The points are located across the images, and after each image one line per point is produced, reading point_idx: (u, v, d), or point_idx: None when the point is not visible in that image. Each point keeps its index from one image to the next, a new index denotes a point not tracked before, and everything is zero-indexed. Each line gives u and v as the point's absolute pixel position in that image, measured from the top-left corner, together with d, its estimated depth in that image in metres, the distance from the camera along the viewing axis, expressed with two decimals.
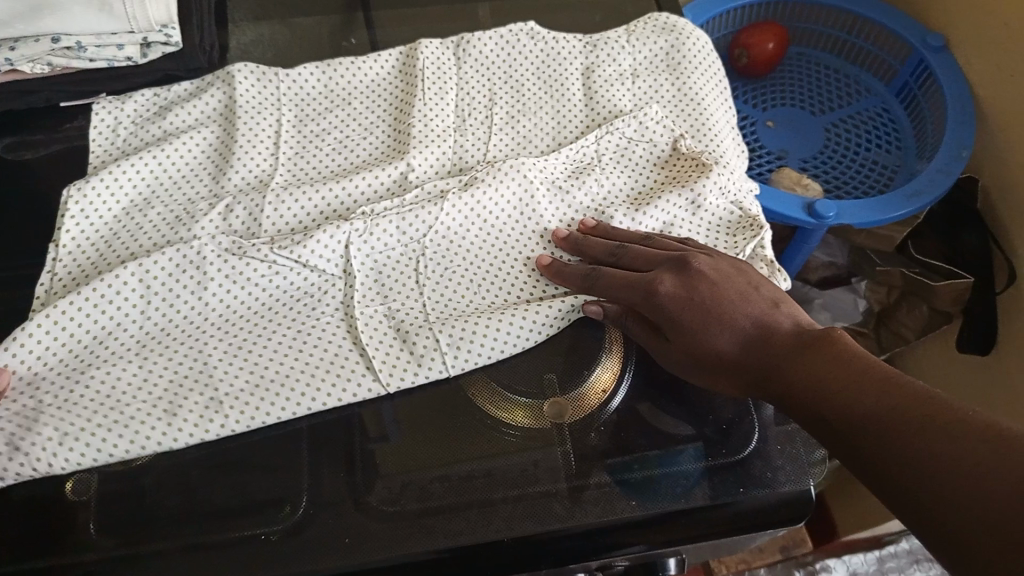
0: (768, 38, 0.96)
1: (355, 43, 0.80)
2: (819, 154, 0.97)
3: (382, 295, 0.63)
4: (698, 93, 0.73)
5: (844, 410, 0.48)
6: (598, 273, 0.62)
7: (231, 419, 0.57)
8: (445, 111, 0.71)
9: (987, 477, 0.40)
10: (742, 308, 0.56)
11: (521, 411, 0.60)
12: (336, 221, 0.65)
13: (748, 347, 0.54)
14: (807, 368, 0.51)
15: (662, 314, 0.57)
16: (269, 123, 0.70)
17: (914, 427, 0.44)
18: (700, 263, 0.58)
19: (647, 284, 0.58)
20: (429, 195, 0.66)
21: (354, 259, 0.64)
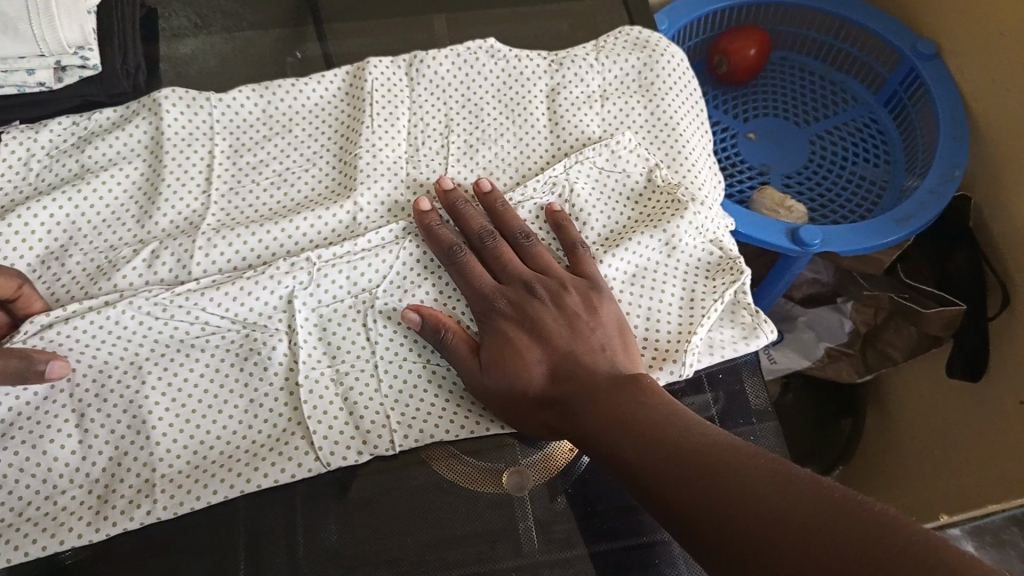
0: (750, 43, 0.90)
1: (301, 57, 0.73)
2: (804, 168, 0.91)
3: (329, 355, 0.58)
4: (673, 117, 0.67)
5: (665, 435, 0.47)
6: (455, 256, 0.59)
7: (171, 509, 0.52)
8: (396, 140, 0.65)
9: (785, 508, 0.40)
10: (571, 335, 0.55)
11: (479, 479, 0.55)
12: (285, 262, 0.59)
13: (562, 383, 0.53)
14: (624, 402, 0.50)
15: (490, 330, 0.57)
16: (200, 156, 0.63)
17: (712, 467, 0.44)
18: (546, 288, 0.57)
19: (491, 294, 0.58)
20: (386, 239, 0.60)
21: (297, 311, 0.58)
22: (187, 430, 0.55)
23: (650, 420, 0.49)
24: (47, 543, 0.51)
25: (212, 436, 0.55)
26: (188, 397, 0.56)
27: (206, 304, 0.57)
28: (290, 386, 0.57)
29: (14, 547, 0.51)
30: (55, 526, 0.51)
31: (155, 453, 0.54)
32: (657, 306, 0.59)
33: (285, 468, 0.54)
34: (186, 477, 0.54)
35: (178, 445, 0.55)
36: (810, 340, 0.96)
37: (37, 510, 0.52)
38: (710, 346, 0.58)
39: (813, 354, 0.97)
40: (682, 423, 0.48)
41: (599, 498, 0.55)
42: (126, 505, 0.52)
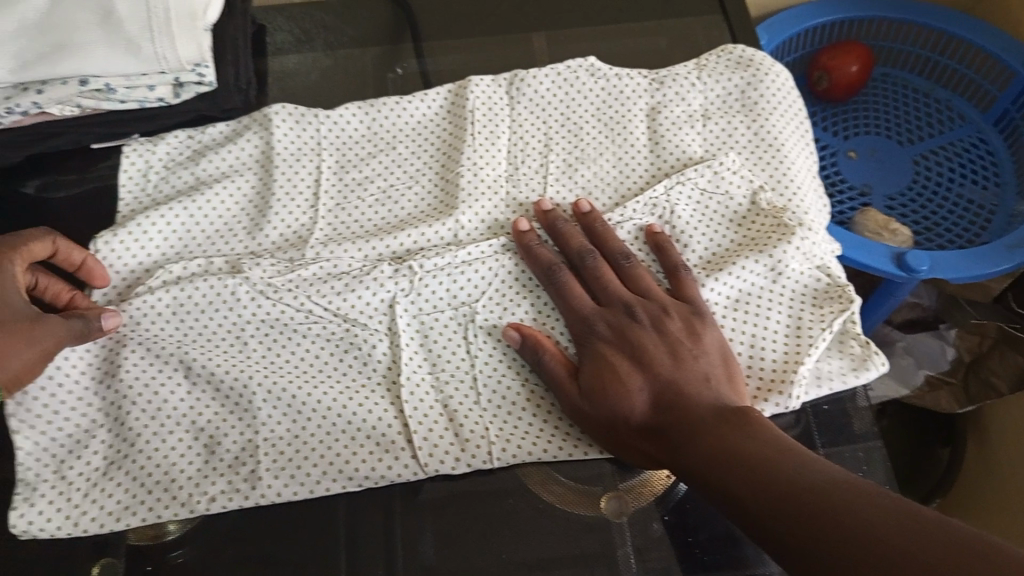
0: (851, 59, 0.87)
1: (401, 74, 0.74)
2: (906, 190, 0.88)
3: (429, 361, 0.59)
4: (778, 138, 0.65)
5: (769, 469, 0.47)
6: (555, 276, 0.59)
7: (271, 495, 0.54)
8: (496, 159, 0.66)
9: (891, 538, 0.39)
10: (672, 360, 0.54)
11: (575, 500, 0.55)
12: (391, 265, 0.60)
13: (665, 413, 0.52)
14: (725, 434, 0.49)
15: (590, 355, 0.56)
16: (308, 171, 0.65)
17: (829, 508, 0.43)
18: (646, 313, 0.57)
19: (590, 318, 0.57)
20: (496, 248, 0.61)
21: (398, 318, 0.59)
22: (285, 409, 0.56)
23: (753, 454, 0.48)
24: (157, 511, 0.53)
25: (309, 418, 0.56)
26: (287, 382, 0.57)
27: (311, 293, 0.59)
28: (391, 388, 0.57)
29: (132, 502, 0.54)
30: (167, 486, 0.54)
31: (255, 436, 0.56)
32: (763, 332, 0.58)
33: (385, 466, 0.55)
34: (284, 464, 0.55)
35: (279, 423, 0.56)
36: (909, 366, 0.92)
37: (149, 467, 0.55)
38: (817, 377, 0.57)
39: (911, 382, 0.92)
40: (785, 455, 0.47)
41: (700, 528, 0.54)
42: (229, 488, 0.54)
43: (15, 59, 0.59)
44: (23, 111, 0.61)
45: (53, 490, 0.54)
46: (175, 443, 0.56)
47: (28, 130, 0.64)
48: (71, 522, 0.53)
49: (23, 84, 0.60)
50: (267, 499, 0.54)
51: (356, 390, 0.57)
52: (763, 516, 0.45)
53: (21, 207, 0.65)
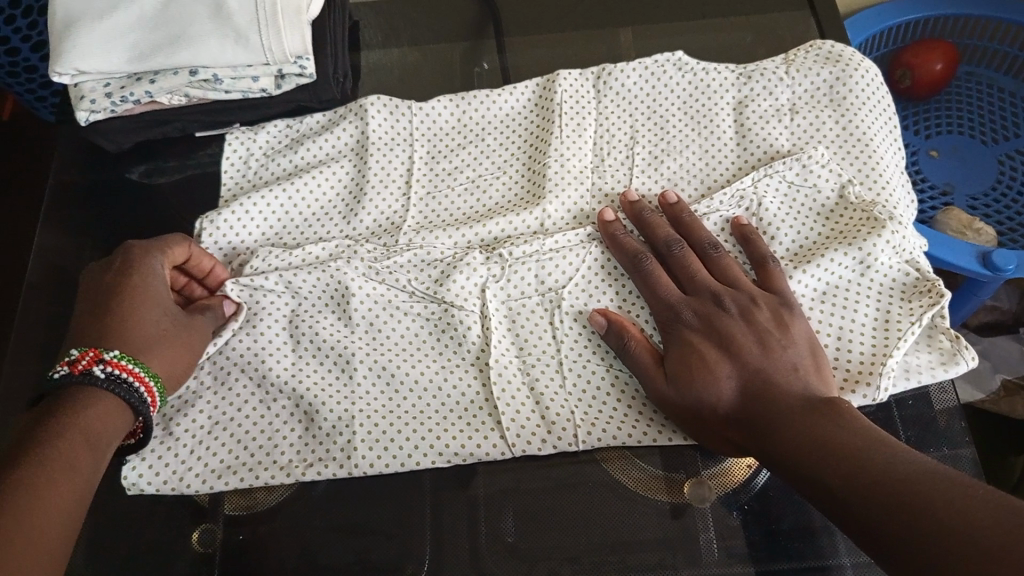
0: (935, 57, 0.86)
1: (487, 68, 0.75)
2: (991, 190, 0.87)
3: (517, 345, 0.60)
4: (867, 132, 0.65)
5: (855, 457, 0.47)
6: (641, 264, 0.60)
7: (364, 467, 0.56)
8: (584, 151, 0.67)
9: (971, 518, 0.40)
10: (759, 349, 0.55)
11: (657, 485, 0.56)
12: (482, 253, 0.62)
13: (751, 400, 0.53)
14: (813, 423, 0.50)
15: (676, 341, 0.57)
16: (400, 161, 0.68)
17: (917, 500, 0.43)
18: (734, 303, 0.57)
19: (676, 306, 0.58)
20: (581, 238, 0.63)
21: (488, 302, 0.61)
22: (382, 386, 0.59)
23: (839, 440, 0.48)
24: (256, 475, 0.56)
25: (405, 395, 0.59)
26: (386, 360, 0.60)
27: (411, 277, 0.62)
28: (480, 372, 0.59)
29: (234, 464, 0.57)
30: (269, 452, 0.57)
31: (351, 410, 0.58)
32: (850, 325, 0.58)
33: (474, 444, 0.57)
34: (377, 439, 0.57)
35: (375, 399, 0.59)
36: (986, 369, 0.92)
37: (253, 432, 0.58)
38: (906, 370, 0.57)
39: (988, 387, 0.91)
40: (869, 443, 0.48)
41: (781, 517, 0.54)
42: (325, 458, 0.57)
43: (134, 50, 0.62)
44: (136, 99, 0.64)
45: (162, 448, 0.58)
46: (279, 413, 0.59)
47: (139, 117, 0.68)
48: (175, 479, 0.57)
49: (136, 74, 0.64)
50: (360, 469, 0.56)
51: (450, 371, 0.60)
52: (847, 501, 0.46)
53: (129, 190, 0.69)
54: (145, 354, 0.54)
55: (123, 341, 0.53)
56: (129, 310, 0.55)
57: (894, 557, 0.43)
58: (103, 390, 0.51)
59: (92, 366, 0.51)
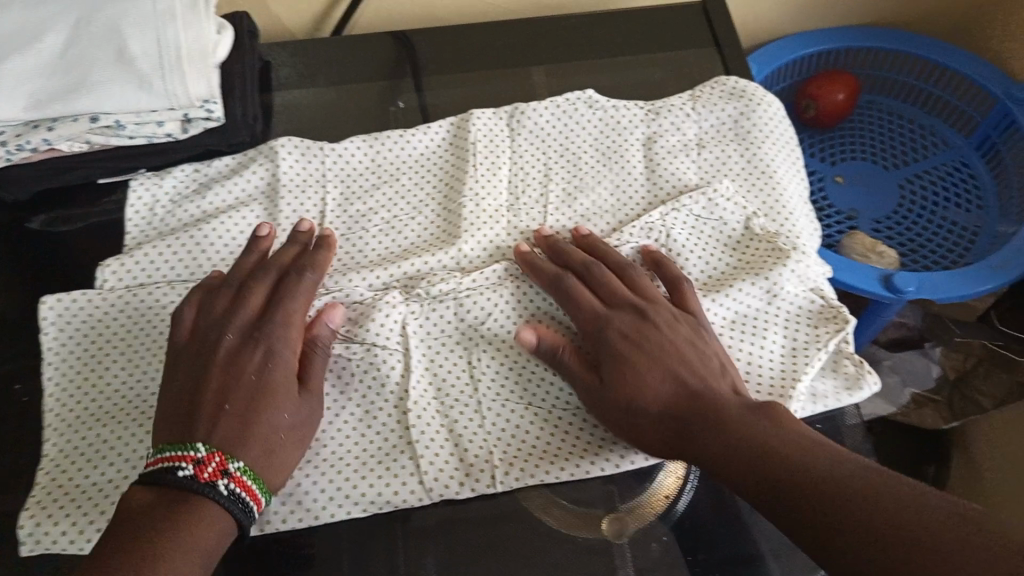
0: (837, 87, 0.90)
1: (403, 106, 0.75)
2: (892, 214, 0.91)
3: (435, 386, 0.60)
4: (770, 165, 0.68)
5: (790, 464, 0.48)
6: (564, 282, 0.60)
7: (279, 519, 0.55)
8: (498, 190, 0.68)
9: (918, 522, 0.42)
10: (687, 360, 0.56)
11: (578, 522, 0.55)
12: (401, 292, 0.63)
13: (684, 404, 0.54)
14: (744, 432, 0.51)
15: (604, 350, 0.57)
16: (313, 202, 0.67)
17: (850, 499, 0.44)
18: (658, 317, 0.58)
19: (603, 321, 0.58)
20: (490, 280, 0.63)
21: (410, 341, 0.61)
22: None
23: (771, 449, 0.49)
24: None
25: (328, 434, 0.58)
26: None
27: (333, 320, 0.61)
28: (399, 414, 0.58)
29: None
30: None
31: None
32: (759, 353, 0.59)
33: (393, 490, 0.56)
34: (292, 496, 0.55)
35: None
36: (895, 385, 0.93)
37: None
38: (813, 396, 0.59)
39: (898, 400, 0.93)
40: (801, 448, 0.49)
41: (698, 546, 0.55)
42: None
43: (31, 95, 0.60)
44: (34, 147, 0.62)
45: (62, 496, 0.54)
46: None
47: (36, 165, 0.65)
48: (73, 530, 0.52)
49: (34, 121, 0.62)
50: (273, 525, 0.55)
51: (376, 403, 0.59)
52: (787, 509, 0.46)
53: (24, 240, 0.66)
54: (269, 472, 0.51)
55: (247, 446, 0.51)
56: (252, 409, 0.52)
57: (826, 557, 0.44)
58: (222, 505, 0.49)
59: (216, 477, 0.49)
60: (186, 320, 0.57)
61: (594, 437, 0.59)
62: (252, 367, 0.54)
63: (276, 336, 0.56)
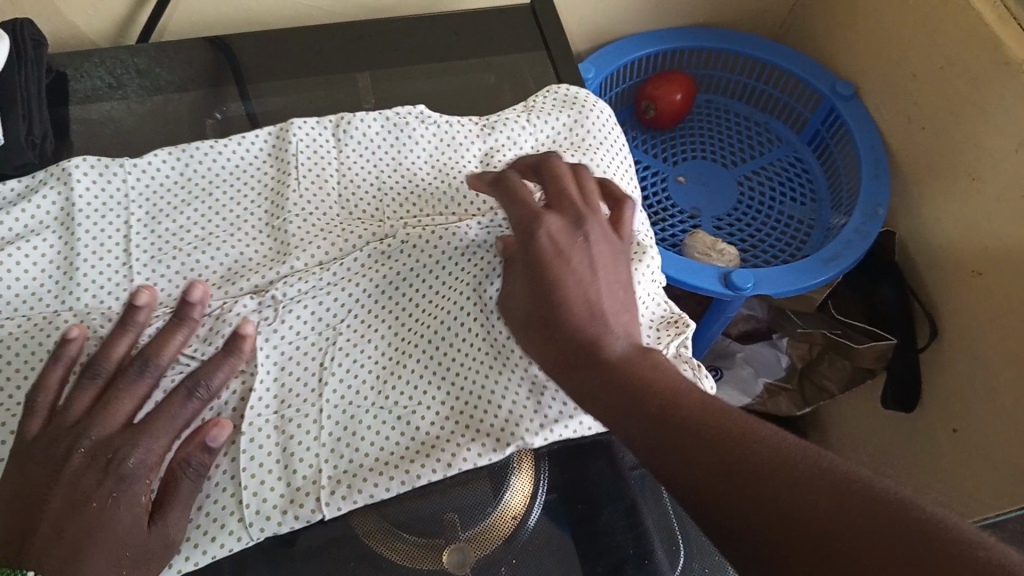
0: (674, 88, 0.92)
1: (221, 119, 0.70)
2: (733, 210, 0.93)
3: (279, 398, 0.55)
4: (606, 171, 0.67)
5: (680, 405, 0.45)
6: (507, 181, 0.56)
7: None
8: (326, 203, 0.64)
9: (786, 479, 0.39)
10: (603, 286, 0.52)
11: (418, 552, 0.50)
12: (253, 298, 0.58)
13: (596, 325, 0.50)
14: (640, 370, 0.48)
15: (533, 251, 0.52)
16: (115, 227, 0.61)
17: (726, 439, 0.42)
18: (592, 231, 0.53)
19: (535, 218, 0.53)
20: (347, 274, 0.60)
21: (259, 351, 0.56)
22: None
23: (663, 388, 0.46)
24: None
25: None
26: None
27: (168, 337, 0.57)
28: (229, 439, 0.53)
29: None
30: None
31: None
32: None
33: (217, 520, 0.51)
34: None
35: None
36: (748, 376, 0.97)
37: None
38: None
39: (752, 391, 0.98)
40: (695, 395, 0.46)
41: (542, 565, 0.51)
42: None
43: None
44: None
45: None
46: None
47: None
48: None
49: None
50: None
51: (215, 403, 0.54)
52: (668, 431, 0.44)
53: None
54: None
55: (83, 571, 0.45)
56: (94, 539, 0.46)
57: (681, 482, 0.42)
58: None
59: None
60: (40, 411, 0.50)
61: (441, 437, 0.54)
62: (97, 492, 0.47)
63: (134, 458, 0.49)
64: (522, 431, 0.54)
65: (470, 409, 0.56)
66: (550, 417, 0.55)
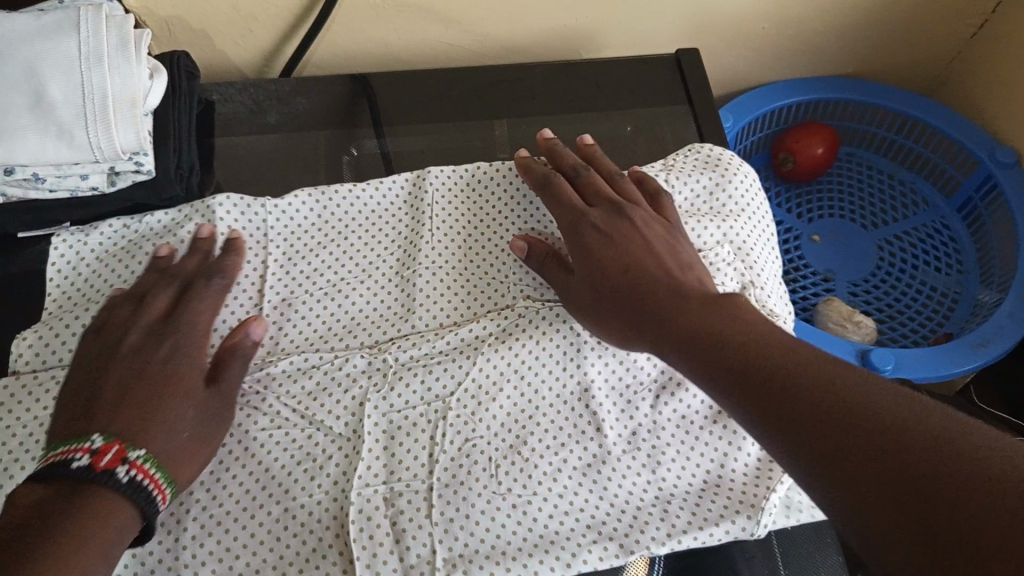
0: (815, 141, 0.88)
1: (357, 154, 0.70)
2: (870, 276, 0.88)
3: (389, 468, 0.54)
4: (745, 242, 0.64)
5: (759, 354, 0.45)
6: (551, 180, 0.61)
7: None
8: (458, 256, 0.64)
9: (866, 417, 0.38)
10: (658, 258, 0.55)
11: None
12: (365, 355, 0.59)
13: (653, 284, 0.53)
14: (707, 322, 0.48)
15: (580, 243, 0.57)
16: (253, 264, 0.62)
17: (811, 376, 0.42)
18: (635, 212, 0.58)
19: (579, 213, 0.58)
20: (462, 344, 0.59)
21: (365, 419, 0.56)
22: (230, 529, 0.52)
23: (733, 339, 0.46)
24: None
25: (256, 529, 0.52)
26: (230, 507, 0.52)
27: (280, 392, 0.57)
28: (341, 504, 0.53)
29: None
30: None
31: (188, 559, 0.51)
32: (735, 451, 0.57)
33: None
34: None
35: (235, 534, 0.52)
36: None
37: None
38: (786, 507, 0.56)
39: None
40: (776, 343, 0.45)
41: None
42: None
43: None
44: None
45: None
46: None
47: None
48: None
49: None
50: None
51: (324, 472, 0.54)
52: (746, 387, 0.44)
53: None
54: (173, 462, 0.49)
55: (151, 437, 0.47)
56: (158, 401, 0.49)
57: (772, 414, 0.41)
58: (122, 496, 0.44)
59: (115, 465, 0.45)
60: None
61: (551, 529, 0.53)
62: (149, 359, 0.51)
63: (179, 338, 0.53)
64: (643, 531, 0.53)
65: (584, 499, 0.55)
66: (667, 512, 0.54)
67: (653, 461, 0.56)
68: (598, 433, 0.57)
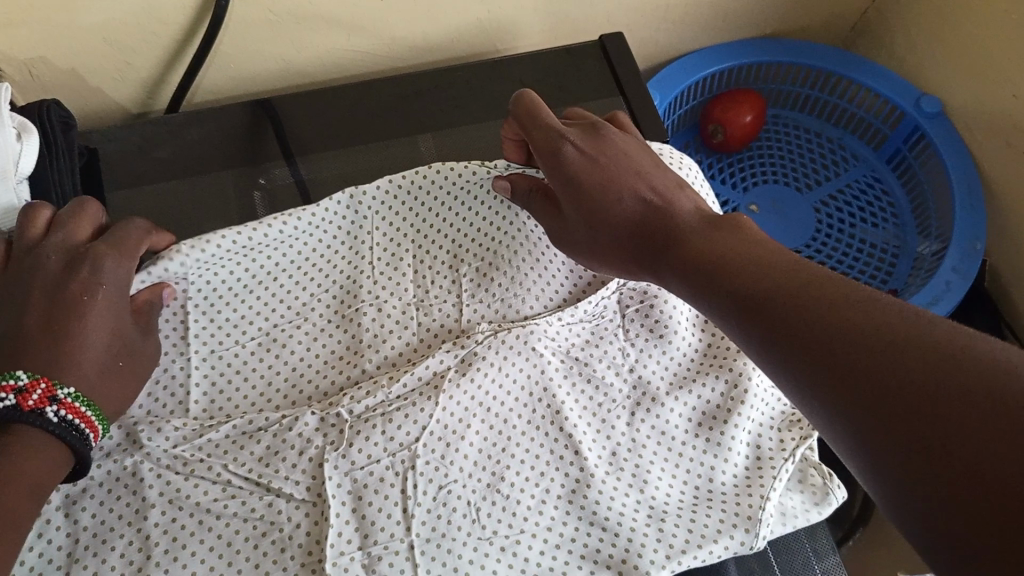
0: (744, 109, 0.85)
1: (266, 185, 0.64)
2: (813, 237, 0.87)
3: (362, 531, 0.48)
4: None
5: (759, 265, 0.41)
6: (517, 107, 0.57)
7: None
8: (402, 285, 0.59)
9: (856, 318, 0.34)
10: (642, 181, 0.52)
11: None
12: (317, 412, 0.53)
13: (650, 211, 0.50)
14: (707, 240, 0.45)
15: (564, 169, 0.53)
16: (171, 324, 0.55)
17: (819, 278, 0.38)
18: (611, 135, 0.55)
19: (558, 138, 0.54)
20: (422, 383, 0.54)
21: (326, 477, 0.50)
22: None
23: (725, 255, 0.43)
24: None
25: None
26: None
27: (227, 461, 0.50)
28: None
29: None
30: None
31: None
32: (723, 464, 0.55)
33: None
34: None
35: None
36: None
37: None
38: (782, 515, 0.54)
39: None
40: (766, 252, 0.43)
41: None
42: None
43: None
44: None
45: None
46: None
47: None
48: None
49: None
50: None
51: (290, 544, 0.48)
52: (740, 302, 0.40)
53: None
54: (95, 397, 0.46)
55: (79, 375, 0.45)
56: (81, 329, 0.46)
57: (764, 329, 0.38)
58: (50, 434, 0.42)
59: (45, 405, 0.42)
60: None
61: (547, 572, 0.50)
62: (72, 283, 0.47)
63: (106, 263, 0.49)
64: (642, 556, 0.50)
65: (574, 529, 0.51)
66: (663, 532, 0.52)
67: (641, 481, 0.53)
68: (578, 457, 0.53)
